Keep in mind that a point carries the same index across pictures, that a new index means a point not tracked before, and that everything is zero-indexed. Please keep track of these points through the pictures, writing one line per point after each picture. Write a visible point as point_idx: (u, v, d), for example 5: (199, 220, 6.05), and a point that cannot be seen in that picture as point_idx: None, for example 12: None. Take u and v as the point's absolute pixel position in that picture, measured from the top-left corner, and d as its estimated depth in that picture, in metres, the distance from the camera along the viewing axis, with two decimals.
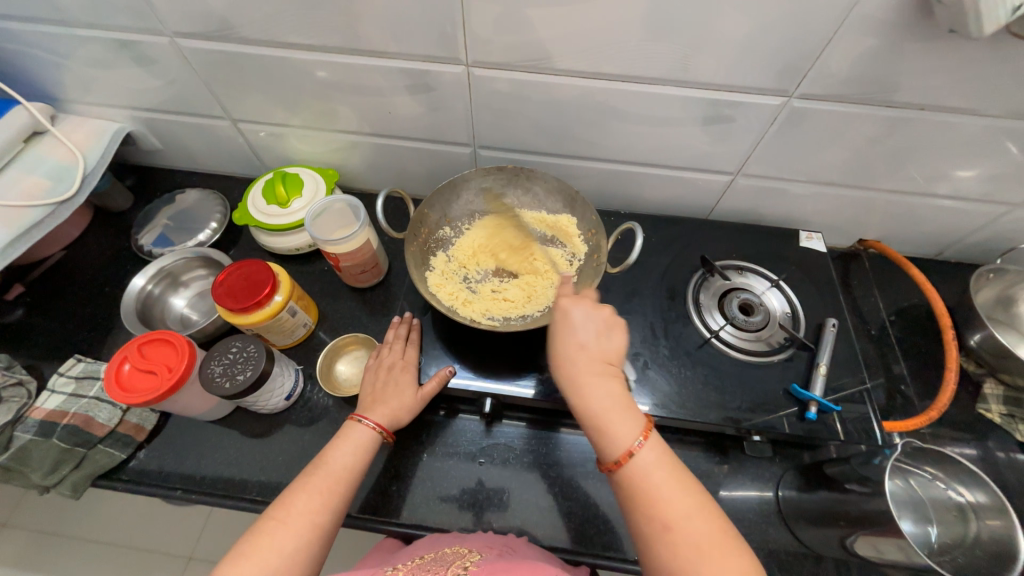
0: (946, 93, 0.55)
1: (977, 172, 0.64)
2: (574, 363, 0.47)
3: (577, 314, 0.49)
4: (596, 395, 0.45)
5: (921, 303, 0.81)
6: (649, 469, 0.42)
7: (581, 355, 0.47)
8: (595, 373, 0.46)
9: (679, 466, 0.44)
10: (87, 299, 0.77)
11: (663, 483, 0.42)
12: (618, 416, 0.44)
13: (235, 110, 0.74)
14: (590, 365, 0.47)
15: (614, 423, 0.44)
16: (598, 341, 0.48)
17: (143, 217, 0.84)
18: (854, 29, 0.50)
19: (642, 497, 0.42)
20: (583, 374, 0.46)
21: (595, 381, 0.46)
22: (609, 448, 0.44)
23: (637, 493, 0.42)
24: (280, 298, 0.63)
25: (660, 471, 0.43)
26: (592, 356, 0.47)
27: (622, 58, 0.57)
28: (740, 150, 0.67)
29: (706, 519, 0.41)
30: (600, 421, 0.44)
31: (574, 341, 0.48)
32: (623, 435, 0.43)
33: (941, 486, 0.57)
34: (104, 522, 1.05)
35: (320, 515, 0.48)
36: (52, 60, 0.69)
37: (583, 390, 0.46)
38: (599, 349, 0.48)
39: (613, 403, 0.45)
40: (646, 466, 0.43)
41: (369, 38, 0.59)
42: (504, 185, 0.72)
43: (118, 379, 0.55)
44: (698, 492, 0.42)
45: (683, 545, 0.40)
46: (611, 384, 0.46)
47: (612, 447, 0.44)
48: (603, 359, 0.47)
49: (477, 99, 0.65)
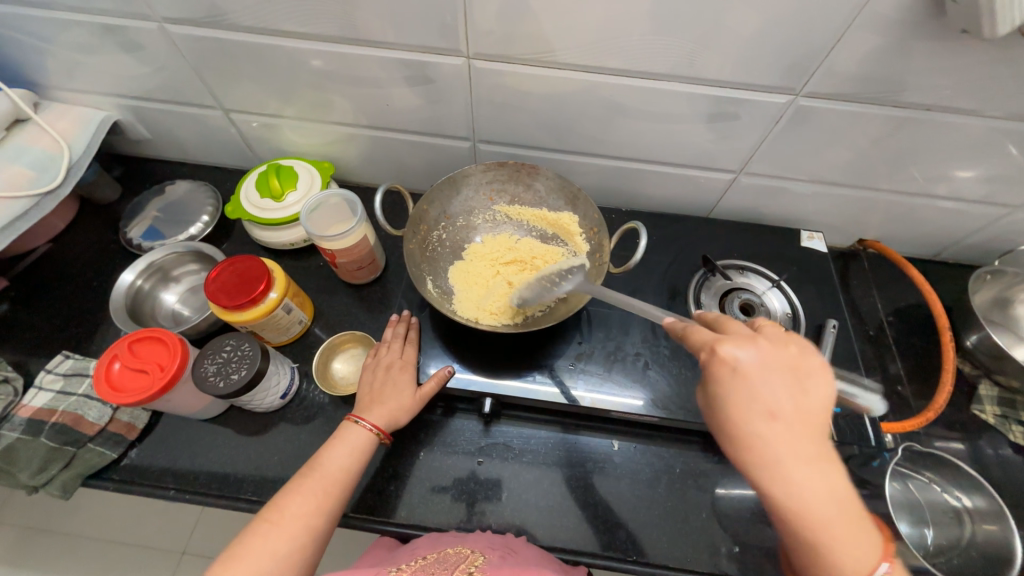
0: (953, 94, 0.54)
1: (978, 174, 0.64)
2: (778, 451, 0.35)
3: (763, 373, 0.36)
4: (818, 498, 0.34)
5: (918, 303, 0.82)
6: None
7: (786, 437, 0.35)
8: (811, 465, 0.35)
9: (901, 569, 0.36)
10: (74, 293, 0.75)
11: None
12: (842, 523, 0.35)
13: (226, 99, 0.71)
14: (801, 451, 0.35)
15: (841, 534, 0.34)
16: (798, 407, 0.36)
17: (132, 209, 0.82)
18: (864, 27, 0.49)
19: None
20: (797, 470, 0.34)
21: (811, 477, 0.34)
22: (834, 565, 0.35)
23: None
24: (275, 296, 0.62)
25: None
26: (799, 433, 0.35)
27: (627, 53, 0.55)
28: (744, 148, 0.66)
29: None
30: (822, 533, 0.34)
31: (770, 417, 0.35)
32: (854, 546, 0.34)
33: (937, 489, 0.58)
34: (96, 518, 1.04)
35: (315, 518, 0.47)
36: (34, 45, 0.66)
37: (798, 489, 0.34)
38: (803, 423, 0.35)
39: (839, 505, 0.34)
40: None
41: (366, 27, 0.57)
42: (504, 180, 0.71)
43: (107, 378, 0.53)
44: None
45: None
46: (833, 479, 0.35)
47: (837, 559, 0.35)
48: (813, 436, 0.35)
49: (477, 92, 0.64)
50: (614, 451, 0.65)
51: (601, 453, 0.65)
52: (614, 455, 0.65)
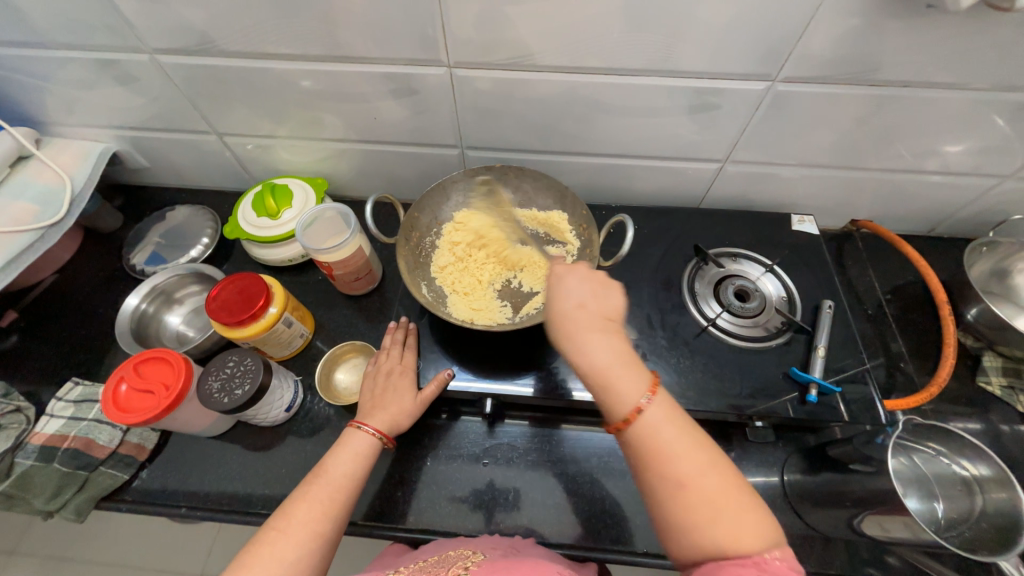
0: (929, 69, 0.55)
1: (964, 147, 0.64)
2: (573, 320, 0.45)
3: (573, 271, 0.48)
4: (596, 351, 0.43)
5: (915, 279, 0.82)
6: (658, 424, 0.41)
7: (577, 310, 0.46)
8: (595, 329, 0.44)
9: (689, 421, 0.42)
10: (81, 321, 0.77)
11: (675, 439, 0.41)
12: (618, 370, 0.43)
13: (220, 124, 0.73)
14: (587, 320, 0.45)
15: (618, 378, 0.42)
16: (597, 297, 0.47)
17: (134, 236, 0.84)
18: (834, 10, 0.50)
19: (649, 454, 0.40)
20: (586, 331, 0.44)
21: (594, 337, 0.44)
22: (614, 405, 0.42)
23: (645, 450, 0.41)
24: (274, 310, 0.63)
25: (669, 425, 0.41)
26: (591, 311, 0.46)
27: (603, 52, 0.57)
28: (727, 137, 0.67)
29: (722, 474, 0.40)
30: (604, 380, 0.43)
31: (568, 298, 0.46)
32: (632, 392, 0.42)
33: (945, 461, 0.57)
34: (112, 545, 1.05)
35: (320, 524, 0.47)
36: (35, 84, 0.69)
37: (586, 350, 0.44)
38: (597, 305, 0.46)
39: (620, 359, 0.43)
40: (654, 422, 0.41)
41: (350, 45, 0.58)
42: (493, 184, 0.72)
43: (115, 399, 0.54)
44: (714, 449, 0.41)
45: (702, 503, 0.38)
46: (613, 341, 0.44)
47: (620, 404, 0.42)
48: (603, 314, 0.46)
49: (462, 101, 0.65)
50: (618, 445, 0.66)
51: (607, 448, 0.66)
52: (619, 449, 0.65)
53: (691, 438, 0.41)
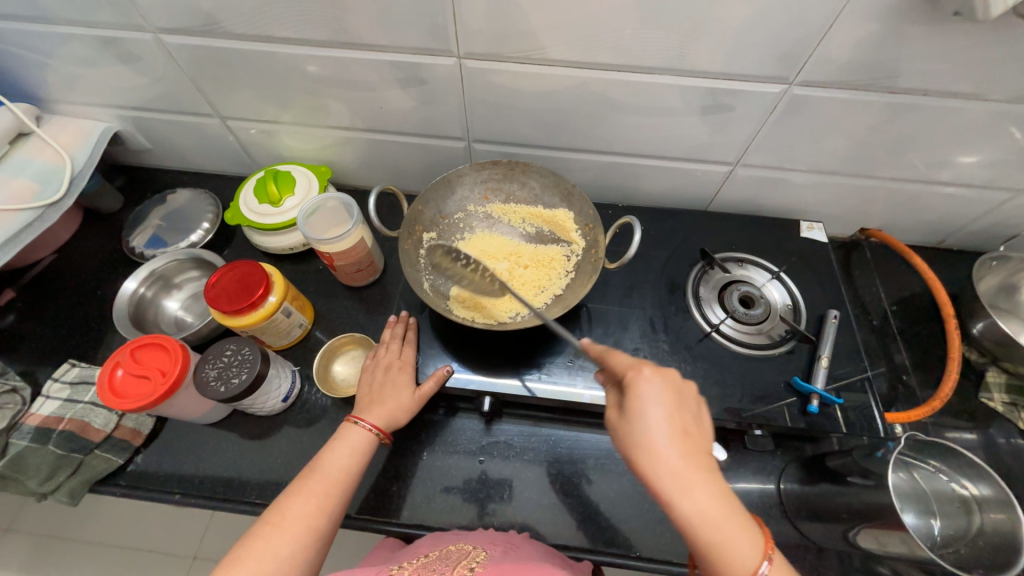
0: (950, 78, 0.53)
1: (980, 159, 0.63)
2: (680, 468, 0.39)
3: (666, 398, 0.41)
4: (711, 503, 0.38)
5: (922, 292, 0.81)
6: None
7: (685, 448, 0.39)
8: (706, 472, 0.39)
9: (795, 572, 0.39)
10: (79, 302, 0.76)
11: None
12: (736, 527, 0.38)
13: (224, 107, 0.72)
14: (696, 459, 0.39)
15: (734, 541, 0.37)
16: (694, 426, 0.41)
17: (134, 218, 0.83)
18: (856, 13, 0.48)
19: None
20: (695, 482, 0.38)
21: (707, 484, 0.38)
22: (732, 569, 0.37)
23: None
24: (274, 299, 0.62)
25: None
26: (695, 448, 0.40)
27: (617, 48, 0.55)
28: (739, 140, 0.66)
29: None
30: (722, 540, 0.37)
31: (670, 432, 0.40)
32: (749, 557, 0.37)
33: (944, 478, 0.56)
34: (108, 524, 1.05)
35: (316, 520, 0.47)
36: (35, 59, 0.68)
37: (696, 499, 0.38)
38: (699, 438, 0.41)
39: (731, 513, 0.38)
40: None
41: (357, 31, 0.57)
42: (499, 179, 0.71)
43: (111, 384, 0.54)
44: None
45: None
46: (723, 487, 0.39)
47: (736, 573, 0.37)
48: (704, 450, 0.41)
49: (470, 93, 0.64)
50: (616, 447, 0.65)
51: (604, 449, 0.65)
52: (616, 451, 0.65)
53: None
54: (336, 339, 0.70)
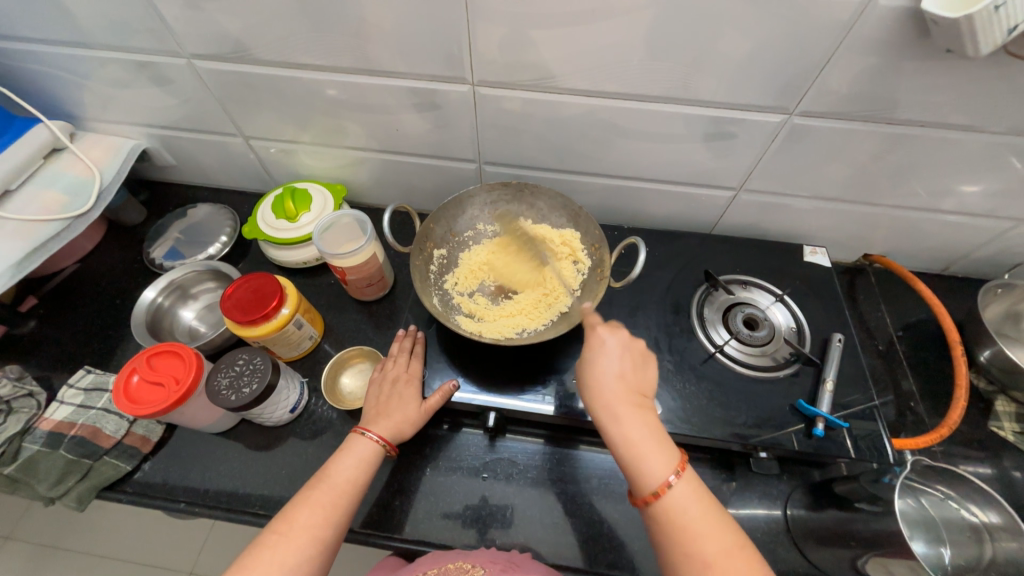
0: (947, 111, 0.55)
1: (981, 188, 0.64)
2: (612, 389, 0.47)
3: (612, 341, 0.49)
4: (630, 423, 0.45)
5: (929, 318, 0.81)
6: (683, 502, 0.43)
7: (617, 381, 0.47)
8: (631, 401, 0.46)
9: (713, 502, 0.44)
10: (98, 310, 0.79)
11: (700, 519, 0.42)
12: (651, 445, 0.44)
13: (247, 127, 0.76)
14: (625, 390, 0.47)
15: (647, 451, 0.44)
16: (633, 368, 0.49)
17: (155, 231, 0.86)
18: (853, 48, 0.51)
19: (674, 530, 0.42)
20: (620, 401, 0.46)
21: (631, 410, 0.46)
22: (644, 479, 0.44)
23: (670, 526, 0.42)
24: (286, 311, 0.64)
25: (694, 504, 0.43)
26: (630, 384, 0.48)
27: (625, 78, 0.58)
28: (742, 166, 0.68)
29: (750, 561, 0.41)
30: (635, 452, 0.44)
31: (610, 364, 0.48)
32: (659, 467, 0.43)
33: (954, 506, 0.55)
34: (106, 537, 1.05)
35: (322, 530, 0.47)
36: (74, 80, 0.72)
37: (620, 418, 0.45)
38: (635, 377, 0.48)
39: (649, 433, 0.45)
40: (681, 498, 0.43)
41: (378, 59, 0.60)
42: (508, 200, 0.73)
43: (126, 390, 0.55)
44: (734, 534, 0.42)
45: None
46: (647, 416, 0.46)
47: (647, 478, 0.44)
48: (639, 389, 0.48)
49: (482, 118, 0.67)
50: (619, 467, 0.65)
51: (606, 469, 0.65)
52: (620, 472, 0.65)
53: (716, 518, 0.43)
54: (331, 364, 0.69)
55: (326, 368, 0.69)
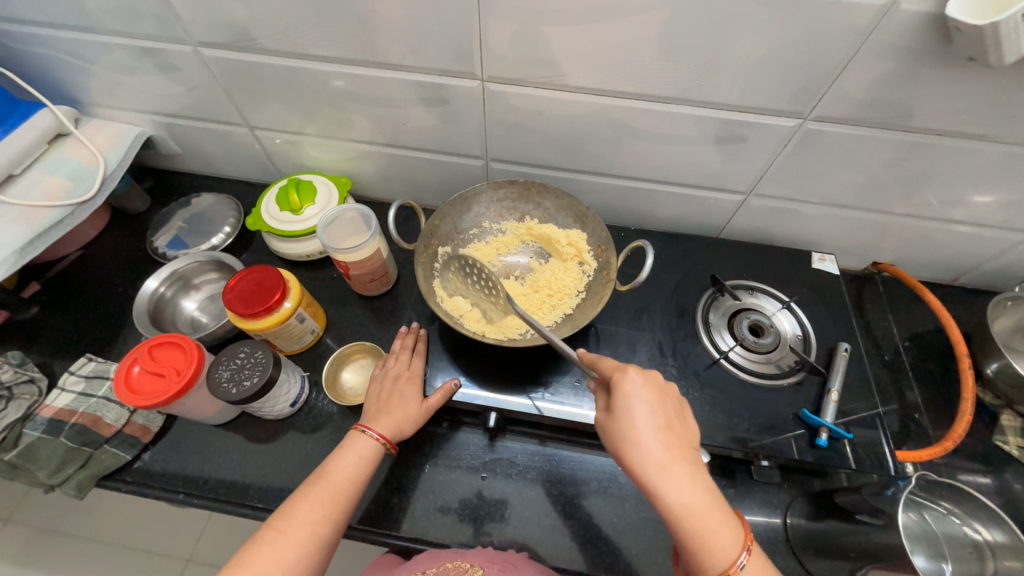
0: (965, 120, 0.54)
1: (996, 199, 0.63)
2: (666, 455, 0.42)
3: (650, 395, 0.45)
4: (694, 493, 0.41)
5: (936, 329, 0.80)
6: None
7: (669, 444, 0.43)
8: (689, 467, 0.42)
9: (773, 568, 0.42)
10: (100, 298, 0.79)
11: None
12: (717, 519, 0.41)
13: (252, 117, 0.75)
14: (679, 453, 0.43)
15: (715, 527, 0.41)
16: (676, 424, 0.45)
17: (158, 219, 0.86)
18: (872, 53, 0.50)
19: None
20: (679, 470, 0.42)
21: (692, 479, 0.42)
22: (714, 558, 0.40)
23: None
24: (289, 305, 0.64)
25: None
26: (679, 446, 0.44)
27: (636, 78, 0.57)
28: (753, 170, 0.67)
29: None
30: (703, 528, 0.41)
31: (656, 425, 0.44)
32: (729, 543, 0.40)
33: (956, 522, 0.54)
34: (106, 521, 1.05)
35: (321, 527, 0.47)
36: (79, 65, 0.71)
37: (682, 489, 0.41)
38: (682, 435, 0.44)
39: (711, 503, 0.41)
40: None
41: (387, 51, 0.59)
42: (514, 199, 0.73)
43: (127, 380, 0.55)
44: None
45: None
46: (705, 481, 0.43)
47: (716, 556, 0.40)
48: (687, 447, 0.44)
49: (491, 115, 0.66)
50: (619, 471, 0.65)
51: (606, 472, 0.65)
52: (619, 475, 0.64)
53: None
54: (333, 358, 0.69)
55: (328, 362, 0.69)
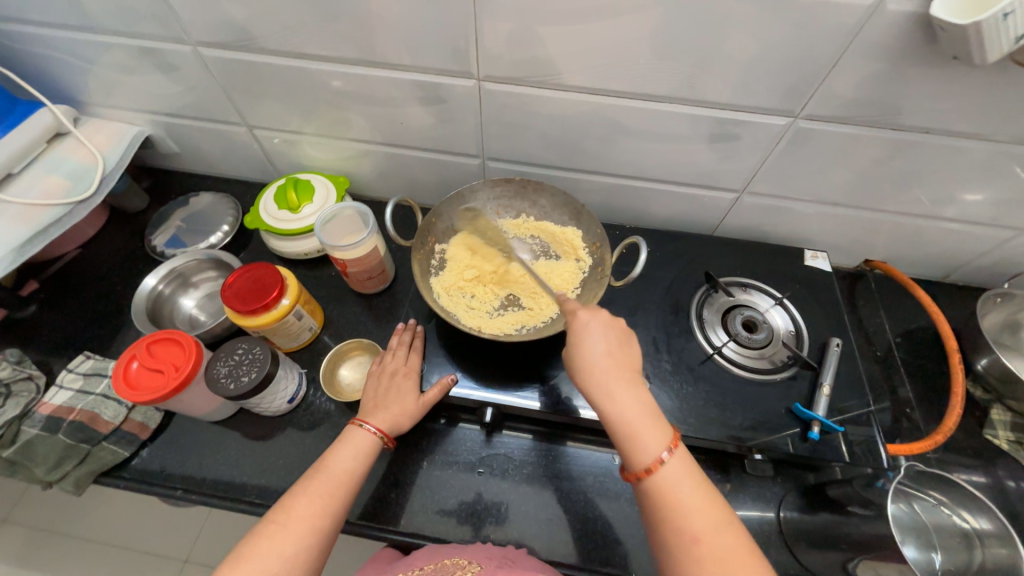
0: (951, 118, 0.55)
1: (983, 196, 0.64)
2: (602, 368, 0.47)
3: (597, 322, 0.50)
4: (620, 398, 0.46)
5: (928, 326, 0.81)
6: (674, 477, 0.43)
7: (608, 360, 0.48)
8: (622, 378, 0.47)
9: (702, 478, 0.44)
10: (98, 296, 0.79)
11: (692, 495, 0.43)
12: (645, 423, 0.45)
13: (251, 116, 0.75)
14: (616, 369, 0.47)
15: (641, 429, 0.44)
16: (622, 348, 0.49)
17: (157, 218, 0.86)
18: (860, 53, 0.51)
19: (667, 507, 0.42)
20: (611, 379, 0.47)
21: (623, 388, 0.46)
22: (636, 456, 0.44)
23: (663, 503, 0.43)
24: (287, 302, 0.64)
25: (685, 480, 0.43)
26: (621, 365, 0.48)
27: (630, 77, 0.58)
28: (746, 168, 0.68)
29: (737, 536, 0.41)
30: (628, 429, 0.45)
31: (598, 344, 0.49)
32: (652, 444, 0.44)
33: (945, 512, 0.55)
34: (102, 521, 1.05)
35: (320, 520, 0.48)
36: (78, 65, 0.72)
37: (615, 398, 0.46)
38: (623, 355, 0.49)
39: (640, 408, 0.45)
40: (672, 473, 0.43)
41: (384, 51, 0.60)
42: (511, 197, 0.73)
43: (125, 376, 0.55)
44: (720, 509, 0.43)
45: (716, 560, 0.40)
46: (638, 391, 0.47)
47: (640, 455, 0.44)
48: (628, 366, 0.48)
49: (487, 113, 0.67)
50: (615, 466, 0.65)
51: (602, 468, 0.65)
52: (615, 470, 0.65)
53: (706, 493, 0.43)
54: (327, 359, 0.69)
55: (325, 362, 0.69)
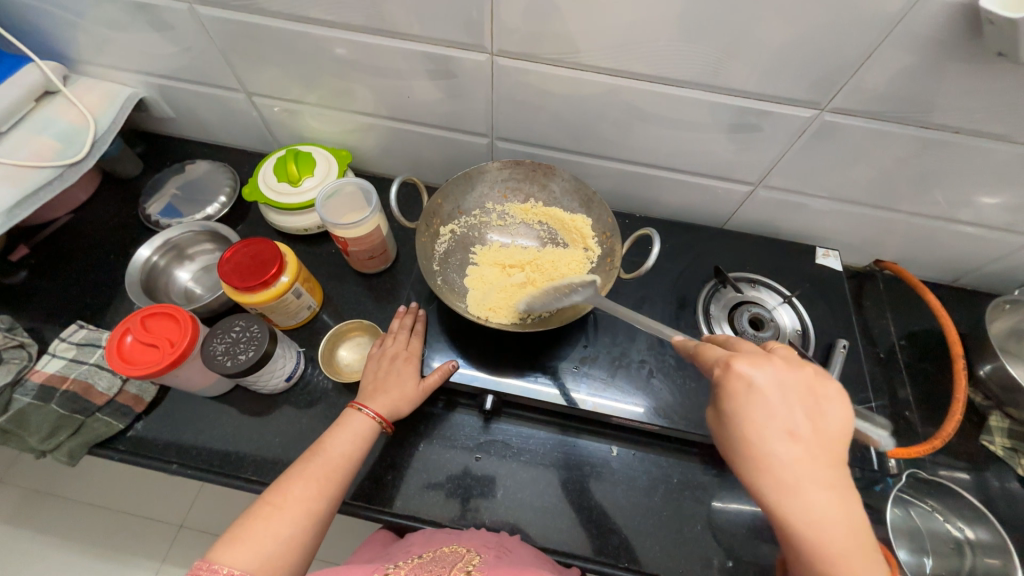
0: (982, 118, 0.53)
1: (1003, 201, 0.62)
2: (791, 466, 0.34)
3: (772, 388, 0.36)
4: (824, 517, 0.33)
5: (933, 329, 0.80)
6: None
7: (799, 453, 0.34)
8: (824, 484, 0.34)
9: None
10: (91, 264, 0.77)
11: None
12: (857, 556, 0.33)
13: (250, 82, 0.72)
14: (813, 469, 0.34)
15: (852, 565, 0.32)
16: (812, 425, 0.35)
17: (151, 185, 0.83)
18: (896, 44, 0.48)
19: None
20: (807, 487, 0.33)
21: (824, 500, 0.33)
22: None
23: None
24: (286, 280, 0.62)
25: None
26: (811, 451, 0.35)
27: (651, 59, 0.55)
28: (764, 160, 0.65)
29: None
30: (834, 562, 0.33)
31: (782, 428, 0.35)
32: None
33: (940, 518, 0.58)
34: (98, 485, 1.06)
35: (316, 503, 0.47)
36: (67, 19, 0.68)
37: (805, 504, 0.33)
38: (817, 441, 0.35)
39: (851, 532, 0.33)
40: None
41: (392, 18, 0.57)
42: (520, 179, 0.71)
43: (119, 350, 0.54)
44: None
45: None
46: (845, 501, 0.34)
47: None
48: (827, 459, 0.35)
49: (499, 91, 0.64)
50: (612, 457, 0.65)
51: (600, 458, 0.65)
52: (612, 461, 0.65)
53: None
54: (327, 338, 0.68)
55: (324, 342, 0.68)
